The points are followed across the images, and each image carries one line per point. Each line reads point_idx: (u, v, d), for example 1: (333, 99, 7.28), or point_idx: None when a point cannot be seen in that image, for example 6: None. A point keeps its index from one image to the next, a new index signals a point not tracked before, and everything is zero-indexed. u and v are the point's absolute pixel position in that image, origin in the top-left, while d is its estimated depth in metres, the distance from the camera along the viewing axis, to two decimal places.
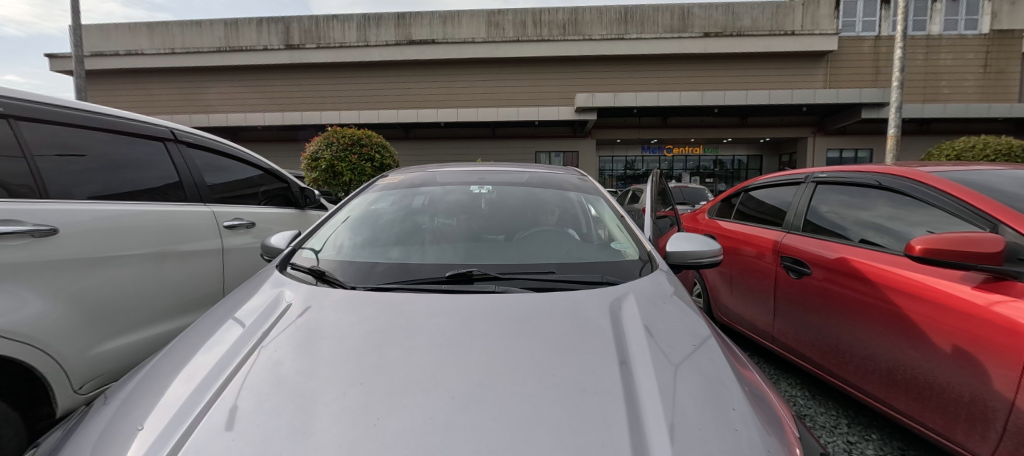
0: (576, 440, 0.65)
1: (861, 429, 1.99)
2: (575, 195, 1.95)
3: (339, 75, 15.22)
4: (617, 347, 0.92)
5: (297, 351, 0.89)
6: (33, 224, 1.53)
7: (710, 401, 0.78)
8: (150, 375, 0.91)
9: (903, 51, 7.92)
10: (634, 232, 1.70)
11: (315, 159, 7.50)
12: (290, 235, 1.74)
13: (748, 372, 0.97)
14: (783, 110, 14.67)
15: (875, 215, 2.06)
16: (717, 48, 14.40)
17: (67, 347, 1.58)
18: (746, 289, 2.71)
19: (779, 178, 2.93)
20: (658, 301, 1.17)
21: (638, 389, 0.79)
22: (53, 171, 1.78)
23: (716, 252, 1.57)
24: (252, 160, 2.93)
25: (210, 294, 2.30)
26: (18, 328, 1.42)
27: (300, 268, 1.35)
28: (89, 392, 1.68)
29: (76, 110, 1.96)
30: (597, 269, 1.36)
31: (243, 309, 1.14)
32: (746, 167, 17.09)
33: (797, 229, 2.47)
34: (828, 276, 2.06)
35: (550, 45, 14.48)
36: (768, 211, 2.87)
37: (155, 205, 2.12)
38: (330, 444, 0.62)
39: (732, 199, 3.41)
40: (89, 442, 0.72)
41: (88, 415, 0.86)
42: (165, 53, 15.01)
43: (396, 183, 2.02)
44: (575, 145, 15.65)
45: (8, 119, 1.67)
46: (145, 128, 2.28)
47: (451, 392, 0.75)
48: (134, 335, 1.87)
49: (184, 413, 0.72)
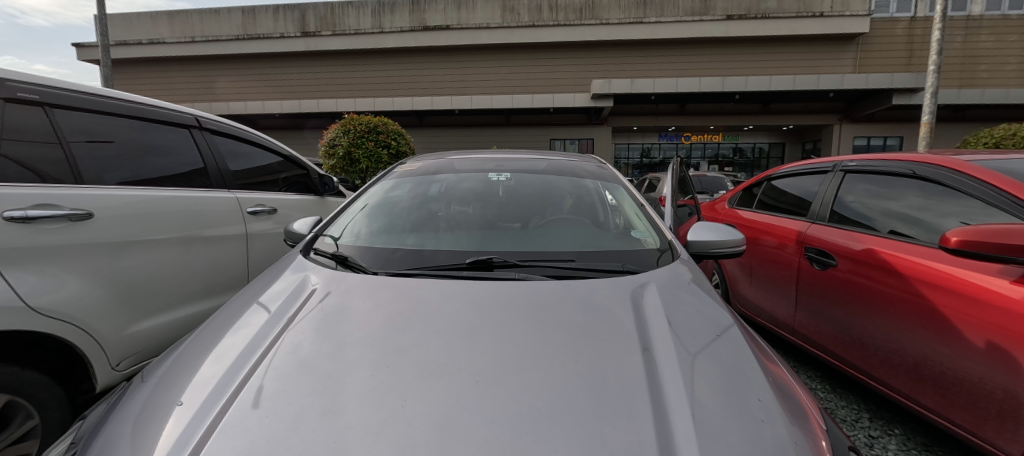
0: (600, 432, 0.64)
1: (884, 424, 1.95)
2: (592, 183, 1.94)
3: (353, 62, 15.18)
4: (639, 333, 0.93)
5: (318, 335, 0.91)
6: (70, 208, 1.60)
7: (731, 391, 0.77)
8: (184, 354, 0.95)
9: (940, 33, 7.41)
10: (654, 220, 1.67)
11: (332, 146, 7.56)
12: (312, 221, 1.76)
13: (776, 366, 0.95)
14: (809, 96, 14.13)
15: (904, 205, 1.99)
16: (740, 33, 13.83)
17: (104, 326, 1.66)
18: (767, 280, 2.66)
19: (804, 166, 2.83)
20: (677, 291, 1.16)
21: (661, 376, 0.79)
22: (88, 158, 1.85)
23: (737, 242, 1.52)
24: (273, 147, 2.95)
25: (236, 277, 2.37)
26: (55, 306, 1.49)
27: (323, 253, 1.38)
28: (126, 369, 1.76)
29: (108, 99, 2.02)
30: (616, 257, 1.35)
31: (268, 294, 1.17)
32: (766, 155, 16.72)
33: (822, 219, 2.39)
34: (854, 268, 2.00)
35: (565, 29, 14.14)
36: (791, 200, 2.80)
37: (182, 190, 2.16)
38: (359, 423, 0.64)
39: (753, 189, 3.34)
40: (128, 421, 0.75)
41: (127, 391, 0.89)
42: (185, 42, 15.19)
43: (413, 170, 2.03)
44: (590, 132, 15.39)
45: (44, 107, 1.74)
46: (171, 115, 2.33)
47: (474, 376, 0.76)
48: (166, 316, 1.95)
49: (219, 393, 0.74)
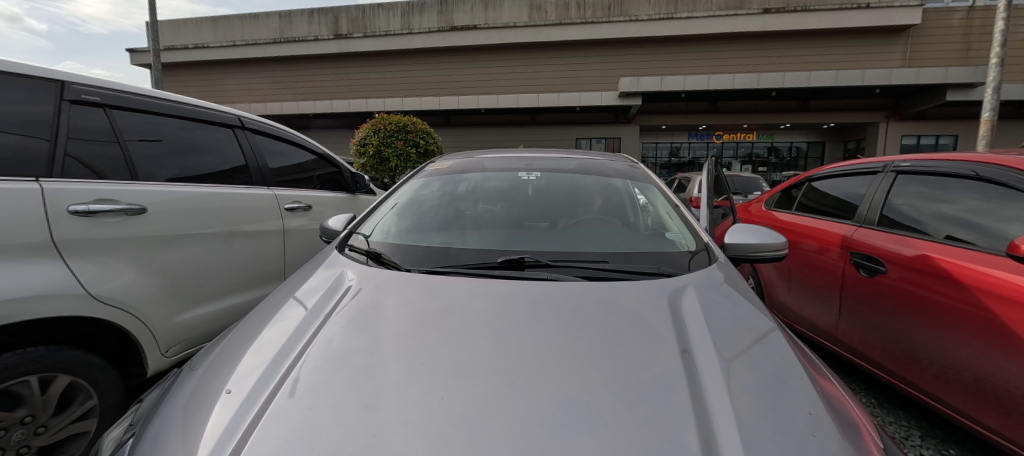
0: (638, 434, 0.62)
1: (937, 443, 1.82)
2: (623, 182, 1.90)
3: (382, 63, 15.54)
4: (677, 335, 0.90)
5: (354, 330, 0.93)
6: (126, 203, 1.71)
7: (778, 401, 0.73)
8: (229, 345, 0.99)
9: (1004, 23, 6.84)
10: (689, 222, 1.62)
11: (363, 145, 7.75)
12: (347, 218, 1.81)
13: (825, 377, 0.89)
14: (852, 93, 13.36)
15: (960, 209, 1.86)
16: (779, 27, 13.23)
17: (155, 314, 1.77)
18: (808, 286, 2.53)
19: (849, 166, 2.67)
20: (716, 295, 1.12)
21: (703, 383, 0.75)
22: (143, 156, 1.97)
23: (780, 245, 1.45)
24: (308, 146, 3.04)
25: (274, 271, 2.47)
26: (111, 294, 1.60)
27: (358, 250, 1.41)
28: (175, 355, 1.86)
29: (160, 100, 2.15)
30: (650, 259, 1.31)
31: (305, 288, 1.20)
32: (804, 154, 16.07)
33: (870, 223, 2.25)
34: (905, 275, 1.87)
35: (592, 27, 13.94)
36: (834, 203, 2.66)
37: (226, 187, 2.27)
38: (398, 419, 0.65)
39: (792, 190, 3.18)
40: (179, 406, 0.79)
41: (179, 378, 0.94)
42: (227, 46, 15.98)
43: (443, 169, 2.05)
44: (617, 131, 15.12)
45: (105, 108, 1.87)
46: (216, 115, 2.45)
47: (511, 376, 0.75)
48: (211, 306, 2.06)
49: (262, 384, 0.77)
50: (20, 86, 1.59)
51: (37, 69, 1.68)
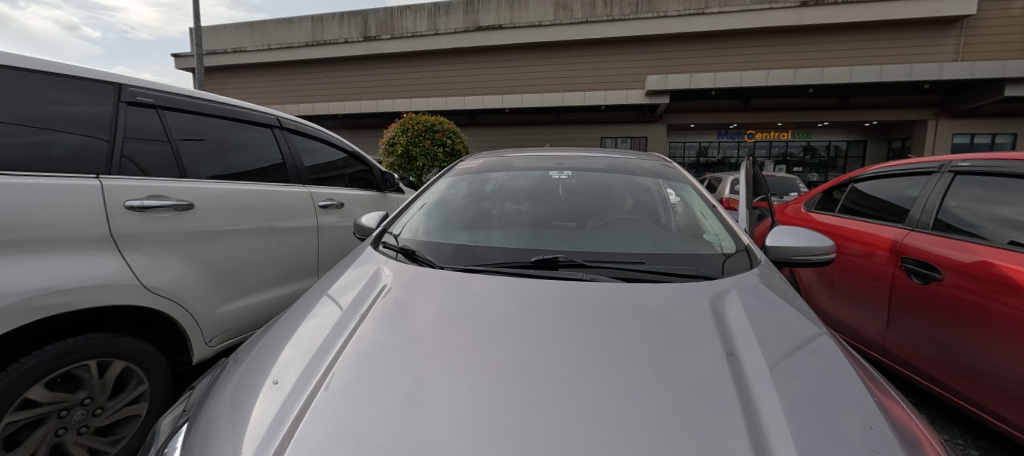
0: (685, 437, 0.60)
1: None
2: (656, 182, 1.85)
3: (408, 64, 15.81)
4: (721, 339, 0.87)
5: (392, 326, 0.94)
6: (176, 199, 1.80)
7: (835, 411, 0.69)
8: (272, 337, 1.02)
9: None
10: (728, 223, 1.56)
11: (391, 144, 7.91)
12: (380, 216, 1.84)
13: (885, 390, 0.84)
14: (897, 89, 12.62)
15: (1021, 212, 1.73)
16: (818, 21, 12.64)
17: (201, 305, 1.86)
18: (851, 292, 2.40)
19: (899, 167, 2.52)
20: (761, 299, 1.07)
21: (754, 389, 0.72)
22: (190, 154, 2.06)
23: (828, 249, 1.37)
24: (340, 145, 3.13)
25: (308, 266, 2.55)
26: (161, 285, 1.69)
27: (392, 247, 1.43)
28: (218, 345, 1.96)
29: (206, 101, 2.25)
30: (688, 261, 1.27)
31: (343, 284, 1.23)
32: (843, 154, 15.36)
33: (923, 227, 2.10)
34: (961, 283, 1.75)
35: (619, 25, 13.74)
36: (882, 205, 2.51)
37: (265, 185, 2.36)
38: (441, 416, 0.65)
39: (835, 191, 3.03)
40: (227, 396, 0.82)
41: (226, 368, 0.98)
42: (262, 49, 16.64)
43: (474, 168, 2.06)
44: (643, 130, 14.82)
45: (157, 109, 1.98)
46: (257, 116, 2.55)
47: (551, 377, 0.74)
48: (251, 298, 2.14)
49: (306, 377, 0.79)
50: (81, 89, 1.70)
51: (97, 73, 1.79)
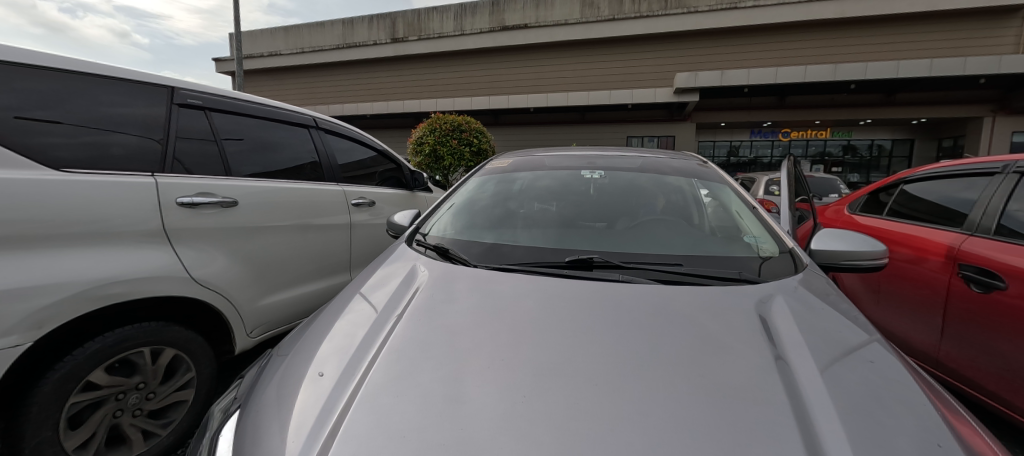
0: (736, 443, 0.58)
1: None
2: (692, 181, 1.80)
3: (434, 64, 16.02)
4: (770, 344, 0.84)
5: (429, 322, 0.95)
6: (221, 197, 1.89)
7: (898, 424, 0.65)
8: (314, 330, 1.06)
9: None
10: (770, 225, 1.50)
11: (419, 144, 8.05)
12: (412, 214, 1.87)
13: (953, 407, 0.78)
14: (950, 84, 11.82)
15: None
16: (861, 13, 12.00)
17: (243, 297, 1.95)
18: (900, 300, 2.26)
19: (955, 167, 2.35)
20: (809, 304, 1.02)
21: (808, 397, 0.69)
22: (234, 153, 2.16)
23: (880, 253, 1.30)
24: (371, 144, 3.21)
25: (341, 263, 2.62)
26: (208, 277, 1.78)
27: (426, 245, 1.46)
28: (257, 336, 2.05)
29: (248, 103, 2.36)
30: (729, 263, 1.23)
31: (379, 280, 1.26)
32: (887, 153, 14.52)
33: (983, 232, 1.96)
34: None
35: (647, 21, 13.48)
36: (935, 208, 2.35)
37: (301, 183, 2.45)
38: (484, 413, 0.65)
39: (882, 193, 2.87)
40: (276, 385, 0.85)
41: (272, 359, 1.03)
42: (296, 52, 17.27)
43: (504, 167, 2.07)
44: (671, 129, 14.46)
45: (205, 110, 2.08)
46: (294, 116, 2.66)
47: (592, 378, 0.73)
48: (288, 293, 2.23)
49: (350, 370, 0.81)
50: (139, 93, 1.81)
51: (152, 77, 1.90)
